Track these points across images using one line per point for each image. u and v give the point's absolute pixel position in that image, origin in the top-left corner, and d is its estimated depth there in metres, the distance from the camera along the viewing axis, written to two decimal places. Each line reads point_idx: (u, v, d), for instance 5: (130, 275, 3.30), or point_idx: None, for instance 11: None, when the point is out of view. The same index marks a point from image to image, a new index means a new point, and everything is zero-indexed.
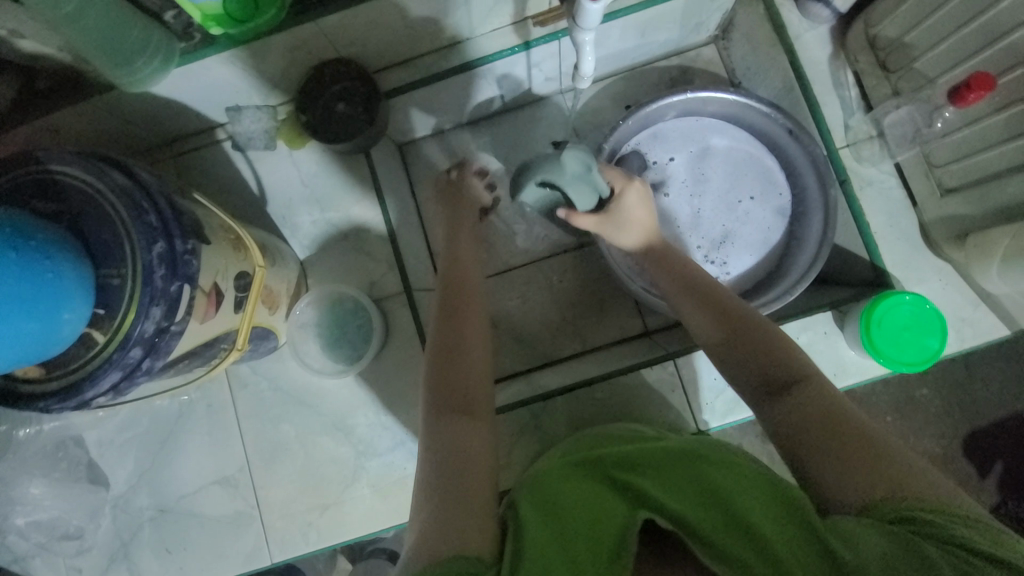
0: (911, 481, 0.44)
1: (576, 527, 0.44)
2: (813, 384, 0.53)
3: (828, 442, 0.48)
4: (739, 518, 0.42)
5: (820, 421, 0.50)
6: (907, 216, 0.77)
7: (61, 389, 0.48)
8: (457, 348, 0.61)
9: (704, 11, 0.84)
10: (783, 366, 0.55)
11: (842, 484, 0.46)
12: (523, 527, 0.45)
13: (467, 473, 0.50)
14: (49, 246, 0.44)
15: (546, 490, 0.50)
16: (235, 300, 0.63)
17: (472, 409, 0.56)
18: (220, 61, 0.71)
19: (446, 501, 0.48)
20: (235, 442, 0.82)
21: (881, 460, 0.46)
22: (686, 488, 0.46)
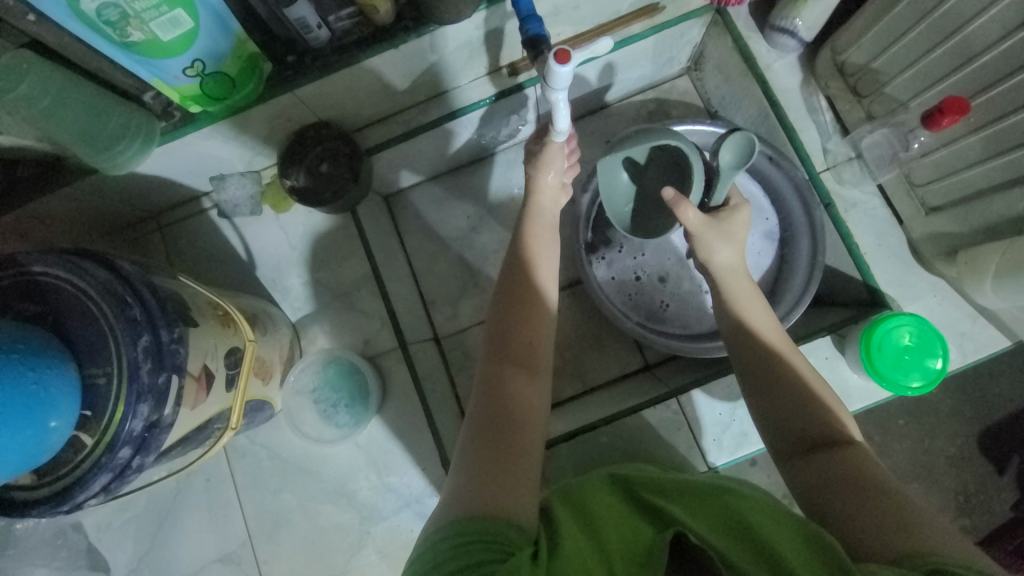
0: (951, 543, 0.42)
1: (609, 532, 0.47)
2: (852, 448, 0.54)
3: (861, 501, 0.49)
4: (763, 545, 0.41)
5: (855, 482, 0.51)
6: (895, 234, 0.77)
7: (51, 495, 0.47)
8: (523, 329, 0.61)
9: (675, 46, 0.86)
10: (821, 425, 0.57)
11: (876, 541, 0.45)
12: (556, 528, 0.47)
13: (509, 458, 0.50)
14: (33, 355, 0.43)
15: (584, 499, 0.52)
16: (227, 378, 0.62)
17: (522, 393, 0.57)
18: (202, 135, 0.71)
19: (493, 456, 0.51)
20: (235, 516, 0.80)
21: (920, 521, 0.45)
22: (712, 516, 0.46)
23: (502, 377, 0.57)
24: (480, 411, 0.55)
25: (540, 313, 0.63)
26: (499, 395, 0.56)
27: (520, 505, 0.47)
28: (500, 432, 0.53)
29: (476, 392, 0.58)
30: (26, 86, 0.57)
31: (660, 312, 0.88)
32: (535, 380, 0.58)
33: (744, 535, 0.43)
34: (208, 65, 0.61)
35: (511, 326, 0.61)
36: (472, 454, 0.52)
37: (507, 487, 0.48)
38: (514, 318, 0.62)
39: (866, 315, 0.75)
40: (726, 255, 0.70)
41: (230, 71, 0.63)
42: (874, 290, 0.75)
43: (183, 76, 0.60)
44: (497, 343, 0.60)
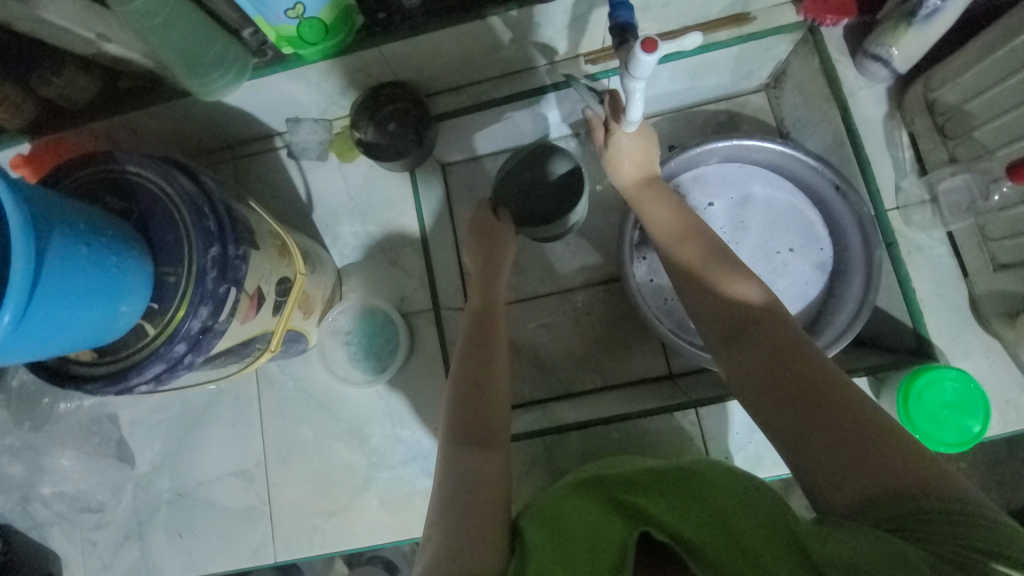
0: (909, 474, 0.42)
1: (578, 542, 0.47)
2: (797, 351, 0.51)
3: (814, 423, 0.47)
4: (731, 532, 0.44)
5: (801, 397, 0.48)
6: (956, 286, 0.74)
7: (109, 373, 0.51)
8: (483, 373, 0.64)
9: (758, 60, 0.85)
10: (761, 331, 0.53)
11: (838, 484, 0.44)
12: (526, 549, 0.47)
13: (483, 489, 0.53)
14: (117, 243, 0.48)
15: (556, 508, 0.53)
16: (275, 304, 0.66)
17: (488, 435, 0.59)
18: (287, 76, 0.75)
19: (463, 500, 0.51)
20: (255, 437, 0.85)
21: (879, 447, 0.44)
22: (684, 506, 0.48)
23: (462, 461, 0.55)
24: (445, 498, 0.52)
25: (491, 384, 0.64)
26: (463, 441, 0.57)
27: (491, 554, 0.46)
28: (469, 501, 0.51)
29: (439, 478, 0.55)
30: (144, 2, 0.60)
31: (694, 324, 0.88)
32: (490, 452, 0.57)
33: (713, 524, 0.45)
34: (308, 10, 0.64)
35: (471, 401, 0.61)
36: (437, 531, 0.49)
37: (475, 519, 0.49)
38: (462, 393, 0.62)
39: (910, 363, 0.72)
40: (631, 171, 0.72)
41: (327, 19, 0.66)
42: (923, 339, 0.72)
43: (284, 17, 0.64)
44: (457, 422, 0.60)
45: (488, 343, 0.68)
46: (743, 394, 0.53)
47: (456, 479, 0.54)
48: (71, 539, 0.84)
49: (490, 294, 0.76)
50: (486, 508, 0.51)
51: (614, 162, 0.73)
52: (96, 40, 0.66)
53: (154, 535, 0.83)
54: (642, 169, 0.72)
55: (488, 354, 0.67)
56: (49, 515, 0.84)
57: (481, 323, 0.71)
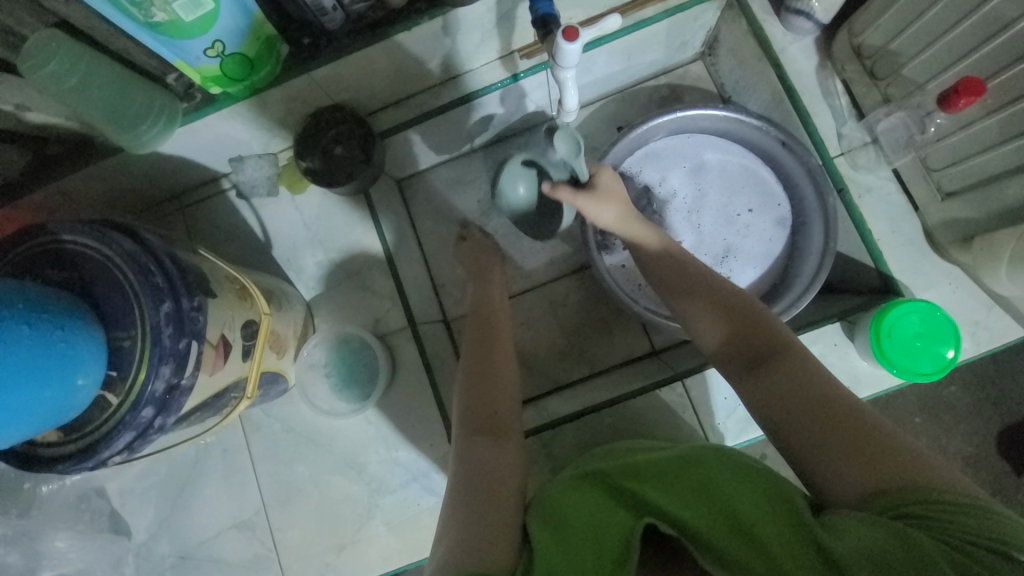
0: (907, 469, 0.45)
1: (582, 535, 0.48)
2: (801, 363, 0.55)
3: (818, 423, 0.50)
4: (745, 527, 0.44)
5: (802, 397, 0.52)
6: (910, 221, 0.75)
7: (77, 451, 0.50)
8: (491, 366, 0.67)
9: (688, 30, 0.86)
10: (764, 342, 0.57)
11: (844, 479, 0.47)
12: (536, 547, 0.48)
13: (496, 487, 0.54)
14: (62, 316, 0.46)
15: (557, 504, 0.53)
16: (243, 349, 0.64)
17: (498, 431, 0.61)
18: (220, 117, 0.74)
19: (470, 504, 0.53)
20: (250, 485, 0.83)
21: (885, 445, 0.47)
22: (692, 494, 0.49)
23: (475, 450, 0.58)
24: (458, 494, 0.54)
25: (505, 376, 0.67)
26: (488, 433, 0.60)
27: (500, 549, 0.48)
28: (474, 495, 0.53)
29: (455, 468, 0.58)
30: (54, 65, 0.59)
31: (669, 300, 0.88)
32: (505, 444, 0.59)
33: (727, 518, 0.46)
34: (228, 47, 0.63)
35: (482, 396, 0.64)
36: (450, 525, 0.51)
37: (483, 522, 0.51)
38: (477, 386, 0.65)
39: (878, 302, 0.74)
40: (607, 217, 0.72)
41: (248, 52, 0.65)
42: (886, 276, 0.74)
43: (204, 57, 0.62)
44: (473, 415, 0.62)
45: (490, 341, 0.71)
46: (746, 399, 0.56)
47: (472, 472, 0.56)
48: None
49: (490, 292, 0.79)
50: (497, 502, 0.53)
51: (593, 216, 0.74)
52: (16, 108, 0.65)
53: None
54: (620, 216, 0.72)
55: (491, 350, 0.69)
56: None
57: (483, 321, 0.74)
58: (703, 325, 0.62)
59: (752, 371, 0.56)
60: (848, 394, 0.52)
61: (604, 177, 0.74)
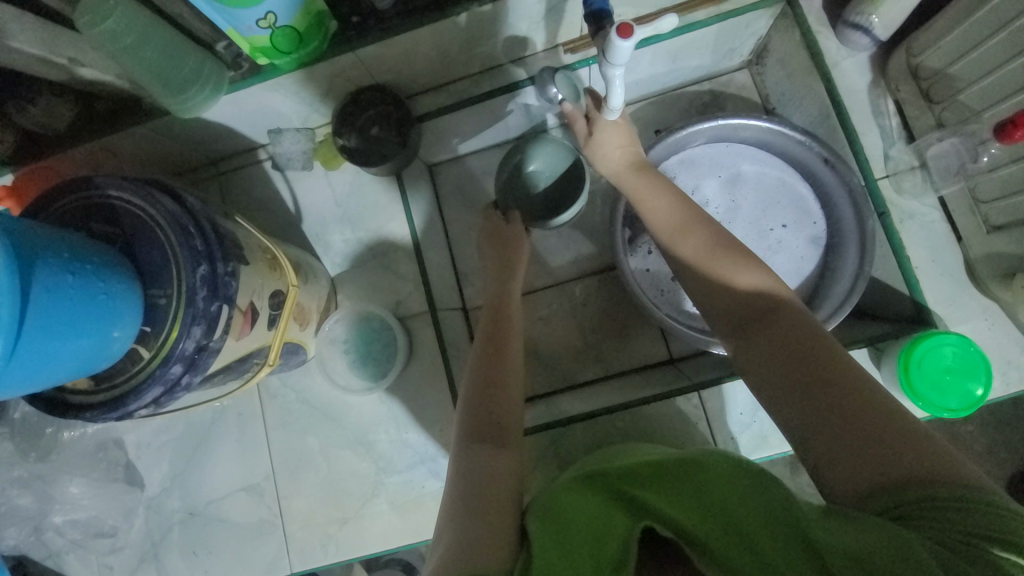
0: (916, 462, 0.44)
1: (578, 533, 0.48)
2: (814, 342, 0.52)
3: (822, 405, 0.49)
4: (738, 528, 0.44)
5: (812, 382, 0.50)
6: (951, 251, 0.73)
7: (107, 400, 0.51)
8: (498, 353, 0.69)
9: (738, 37, 0.84)
10: (762, 303, 0.56)
11: (841, 468, 0.46)
12: (531, 540, 0.48)
13: (495, 485, 0.55)
14: (104, 269, 0.48)
15: (555, 503, 0.53)
16: (270, 318, 0.65)
17: (502, 442, 0.60)
18: (264, 88, 0.75)
19: (470, 496, 0.53)
20: (262, 451, 0.84)
21: (882, 426, 0.46)
22: (690, 500, 0.48)
23: (475, 454, 0.58)
24: (458, 495, 0.54)
25: (509, 364, 0.68)
26: (487, 414, 0.62)
27: (496, 538, 0.49)
28: (474, 491, 0.54)
29: (453, 477, 0.57)
30: (112, 22, 0.60)
31: (692, 309, 0.87)
32: (501, 453, 0.58)
33: (723, 522, 0.45)
34: (280, 19, 0.63)
35: (487, 390, 0.65)
36: (451, 515, 0.52)
37: (481, 515, 0.51)
38: (485, 384, 0.65)
39: (909, 331, 0.72)
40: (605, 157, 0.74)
41: (299, 26, 0.66)
42: (920, 306, 0.72)
43: (256, 27, 0.63)
44: (474, 419, 0.62)
45: (501, 342, 0.70)
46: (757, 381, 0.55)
47: (473, 473, 0.56)
48: (85, 566, 0.85)
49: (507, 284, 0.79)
50: (496, 500, 0.53)
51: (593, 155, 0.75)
52: (70, 63, 0.66)
53: (169, 555, 0.83)
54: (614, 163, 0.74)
55: (502, 345, 0.70)
56: (60, 545, 0.84)
57: (497, 316, 0.74)
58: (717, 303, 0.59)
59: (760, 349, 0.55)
60: (861, 379, 0.50)
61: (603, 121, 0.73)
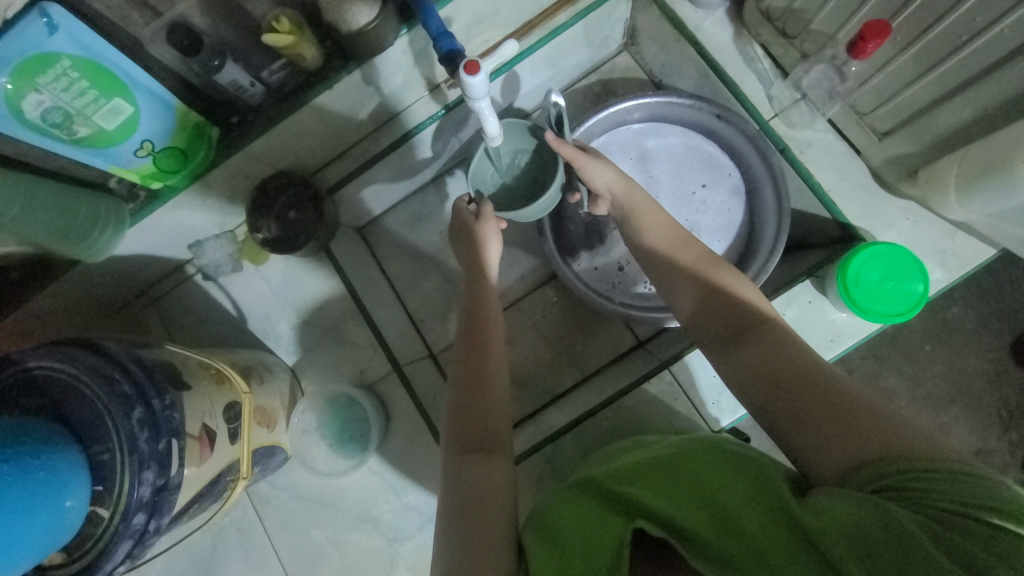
0: (885, 438, 0.45)
1: (574, 547, 0.47)
2: (776, 332, 0.56)
3: (790, 393, 0.51)
4: (734, 523, 0.44)
5: (778, 372, 0.52)
6: (856, 165, 0.76)
7: (82, 570, 0.50)
8: (481, 364, 0.66)
9: (605, 27, 0.87)
10: (741, 319, 0.58)
11: (822, 451, 0.47)
12: (530, 565, 0.48)
13: (485, 506, 0.54)
14: (37, 444, 0.47)
15: (548, 518, 0.52)
16: (229, 432, 0.65)
17: (490, 447, 0.60)
18: (169, 208, 0.75)
19: (462, 525, 0.52)
20: (270, 560, 0.82)
21: (848, 407, 0.48)
22: (679, 492, 0.48)
23: (464, 470, 0.57)
24: (448, 501, 0.55)
25: (492, 372, 0.66)
26: (477, 422, 0.61)
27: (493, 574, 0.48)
28: (462, 515, 0.53)
29: (444, 490, 0.57)
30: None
31: (643, 290, 0.89)
32: (491, 460, 0.58)
33: (714, 514, 0.45)
34: (156, 142, 0.65)
35: (471, 406, 0.63)
36: (443, 540, 0.52)
37: (480, 542, 0.51)
38: (466, 406, 0.63)
39: (842, 252, 0.74)
40: (608, 178, 0.69)
41: (179, 143, 0.68)
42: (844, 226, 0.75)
43: (136, 158, 0.65)
44: (461, 438, 0.61)
45: (480, 362, 0.66)
46: (729, 378, 0.57)
47: (463, 495, 0.55)
48: None
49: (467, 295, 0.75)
50: (490, 524, 0.52)
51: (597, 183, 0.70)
52: None
53: None
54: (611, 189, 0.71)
55: (483, 352, 0.67)
56: None
57: (475, 333, 0.69)
58: (688, 306, 0.62)
59: (729, 345, 0.58)
60: (824, 366, 0.52)
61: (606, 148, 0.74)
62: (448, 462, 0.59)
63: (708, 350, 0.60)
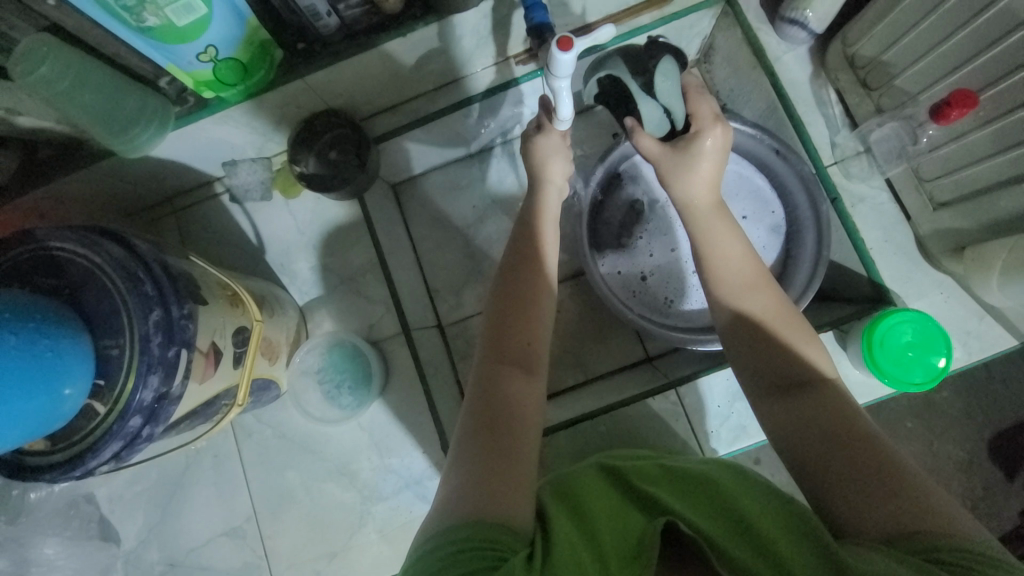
0: (932, 515, 0.45)
1: (603, 528, 0.49)
2: (832, 392, 0.57)
3: (840, 451, 0.52)
4: (757, 536, 0.46)
5: (831, 427, 0.54)
6: (902, 231, 0.75)
7: (65, 460, 0.49)
8: (522, 289, 0.64)
9: (684, 37, 0.87)
10: (798, 364, 0.59)
11: (862, 512, 0.48)
12: (552, 529, 0.48)
13: (511, 428, 0.55)
14: (49, 325, 0.46)
15: (576, 499, 0.55)
16: (235, 356, 0.64)
17: (527, 365, 0.60)
18: (215, 121, 0.73)
19: (486, 438, 0.54)
20: (241, 492, 0.81)
21: (896, 477, 0.49)
22: (706, 506, 0.51)
23: (498, 378, 0.59)
24: (475, 406, 0.57)
25: (540, 298, 0.65)
26: (508, 347, 0.61)
27: (516, 501, 0.49)
28: (490, 428, 0.55)
29: (474, 389, 0.59)
30: (45, 67, 0.59)
31: (664, 307, 0.88)
32: (530, 380, 0.59)
33: (739, 527, 0.47)
34: (222, 52, 0.62)
35: (505, 324, 0.63)
36: (468, 447, 0.54)
37: (509, 463, 0.52)
38: (501, 330, 0.62)
39: (870, 312, 0.74)
40: (695, 185, 0.66)
41: (243, 57, 0.65)
42: (878, 286, 0.74)
43: (197, 62, 0.62)
44: (480, 404, 0.57)
45: (517, 290, 0.64)
46: (775, 422, 0.58)
47: (490, 401, 0.57)
48: None
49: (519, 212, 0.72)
50: (520, 443, 0.54)
51: (683, 181, 0.67)
52: (7, 113, 0.64)
53: None
54: (710, 193, 0.67)
55: (533, 264, 0.66)
56: None
57: (523, 241, 0.68)
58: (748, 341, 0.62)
59: (783, 392, 0.59)
60: (876, 431, 0.53)
61: (709, 136, 0.66)
62: (481, 368, 0.60)
63: (753, 382, 0.61)
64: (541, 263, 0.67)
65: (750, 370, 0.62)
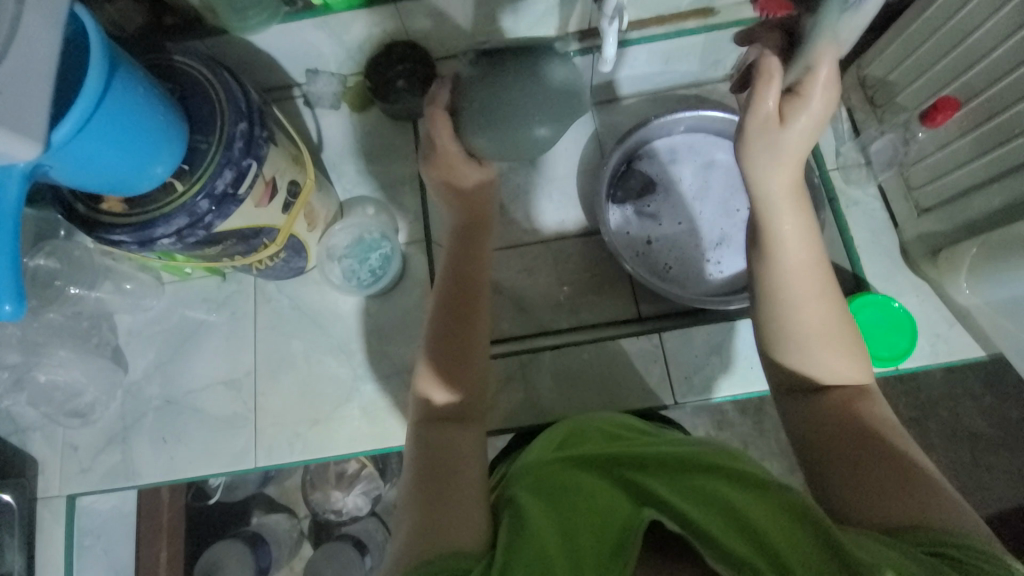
0: (932, 508, 0.44)
1: (581, 517, 0.49)
2: (846, 396, 0.54)
3: (843, 447, 0.51)
4: (751, 527, 0.43)
5: (839, 429, 0.52)
6: (889, 235, 0.84)
7: (137, 222, 0.58)
8: (465, 316, 0.64)
9: (723, 49, 0.97)
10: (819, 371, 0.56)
11: (867, 506, 0.46)
12: (524, 518, 0.49)
13: (457, 472, 0.52)
14: (165, 101, 0.56)
15: (552, 484, 0.54)
16: (286, 202, 0.72)
17: (466, 418, 0.58)
18: (313, 26, 0.86)
19: (431, 495, 0.50)
20: (248, 349, 0.88)
21: (898, 473, 0.47)
22: (690, 494, 0.49)
23: (439, 436, 0.56)
24: (417, 475, 0.53)
25: (473, 325, 0.64)
26: (457, 389, 0.60)
27: (463, 528, 0.47)
28: (433, 477, 0.52)
29: (411, 453, 0.56)
30: None
31: (662, 271, 0.95)
32: (469, 430, 0.57)
33: (735, 523, 0.44)
34: None
35: (448, 362, 0.62)
36: (412, 510, 0.50)
37: (449, 498, 0.50)
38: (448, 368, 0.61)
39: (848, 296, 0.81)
40: None
41: None
42: (860, 279, 0.83)
43: None
44: (425, 463, 0.54)
45: (467, 308, 0.65)
46: (792, 431, 0.55)
47: (433, 457, 0.54)
48: (50, 442, 0.86)
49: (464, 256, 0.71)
50: (463, 478, 0.52)
51: None
52: None
53: (137, 439, 0.86)
54: None
55: (471, 302, 0.65)
56: (31, 419, 0.86)
57: (462, 287, 0.66)
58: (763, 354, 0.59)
59: (801, 398, 0.56)
60: (873, 417, 0.52)
61: None
62: (416, 435, 0.57)
63: (766, 387, 0.59)
64: (485, 243, 0.73)
65: (762, 373, 0.60)
